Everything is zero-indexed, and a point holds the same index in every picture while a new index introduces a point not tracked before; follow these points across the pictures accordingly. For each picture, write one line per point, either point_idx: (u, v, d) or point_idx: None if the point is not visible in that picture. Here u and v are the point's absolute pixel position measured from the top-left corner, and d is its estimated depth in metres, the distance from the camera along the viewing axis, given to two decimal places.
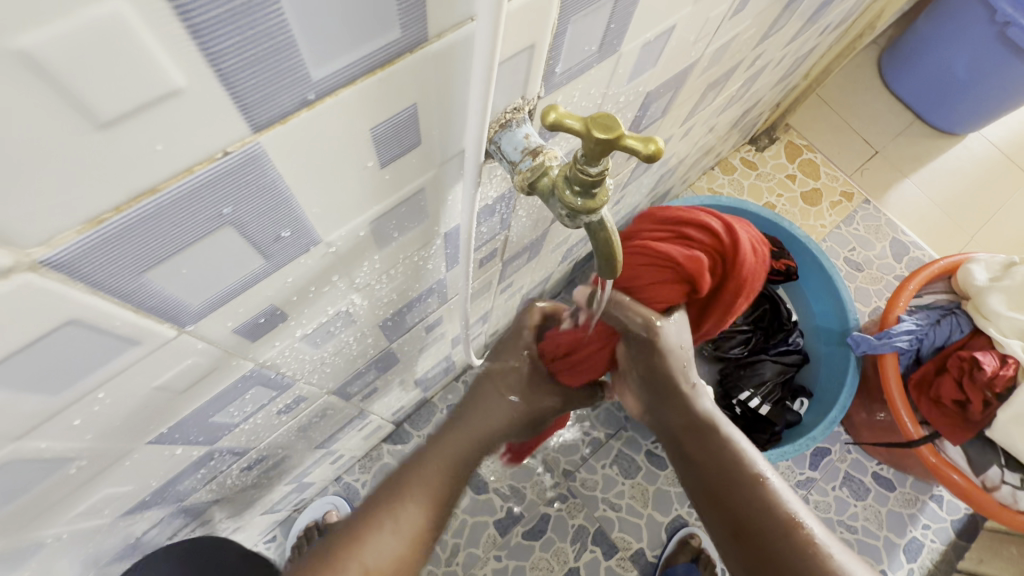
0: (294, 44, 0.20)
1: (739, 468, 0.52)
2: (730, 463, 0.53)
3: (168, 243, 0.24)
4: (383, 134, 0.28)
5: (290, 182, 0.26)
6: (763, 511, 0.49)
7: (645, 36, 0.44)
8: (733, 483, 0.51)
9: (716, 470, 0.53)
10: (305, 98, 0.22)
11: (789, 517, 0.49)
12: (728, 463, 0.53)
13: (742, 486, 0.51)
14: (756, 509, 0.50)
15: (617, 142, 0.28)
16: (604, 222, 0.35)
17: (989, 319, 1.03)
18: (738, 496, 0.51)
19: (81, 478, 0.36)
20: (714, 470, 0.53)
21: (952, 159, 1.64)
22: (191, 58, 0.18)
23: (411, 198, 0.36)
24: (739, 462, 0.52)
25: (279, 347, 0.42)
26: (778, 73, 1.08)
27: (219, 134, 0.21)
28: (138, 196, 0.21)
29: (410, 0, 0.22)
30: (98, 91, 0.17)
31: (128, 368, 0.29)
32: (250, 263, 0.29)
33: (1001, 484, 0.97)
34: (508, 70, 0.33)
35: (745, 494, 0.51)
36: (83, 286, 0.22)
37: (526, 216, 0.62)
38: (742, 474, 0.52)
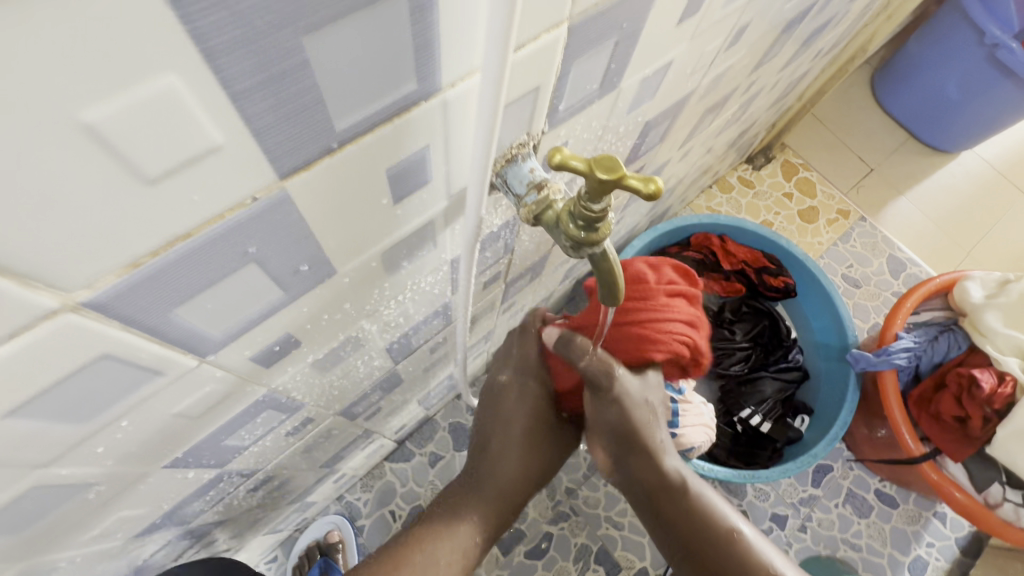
0: (322, 102, 0.22)
1: (712, 528, 0.60)
2: (704, 524, 0.60)
3: (196, 282, 0.25)
4: (397, 173, 0.30)
5: (309, 222, 0.28)
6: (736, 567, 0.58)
7: (644, 71, 0.46)
8: (705, 538, 0.60)
9: (689, 527, 0.60)
10: (328, 146, 0.24)
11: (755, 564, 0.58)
12: (702, 524, 0.60)
13: (713, 540, 0.59)
14: (725, 561, 0.59)
15: (618, 181, 0.29)
16: (607, 253, 0.37)
17: (986, 336, 1.05)
18: (717, 552, 0.59)
19: (99, 502, 0.37)
20: (692, 529, 0.60)
21: (946, 176, 1.67)
22: (230, 120, 0.19)
23: (421, 228, 0.38)
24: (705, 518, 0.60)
25: (291, 372, 0.43)
26: (774, 96, 1.10)
27: (249, 183, 0.22)
28: (174, 240, 0.22)
29: (426, 57, 0.24)
30: (147, 153, 0.18)
31: (151, 397, 0.31)
32: (269, 295, 0.31)
33: (1003, 501, 0.97)
34: (516, 109, 0.34)
35: (722, 548, 0.59)
36: (117, 323, 0.24)
37: (530, 239, 0.63)
38: (712, 531, 0.60)
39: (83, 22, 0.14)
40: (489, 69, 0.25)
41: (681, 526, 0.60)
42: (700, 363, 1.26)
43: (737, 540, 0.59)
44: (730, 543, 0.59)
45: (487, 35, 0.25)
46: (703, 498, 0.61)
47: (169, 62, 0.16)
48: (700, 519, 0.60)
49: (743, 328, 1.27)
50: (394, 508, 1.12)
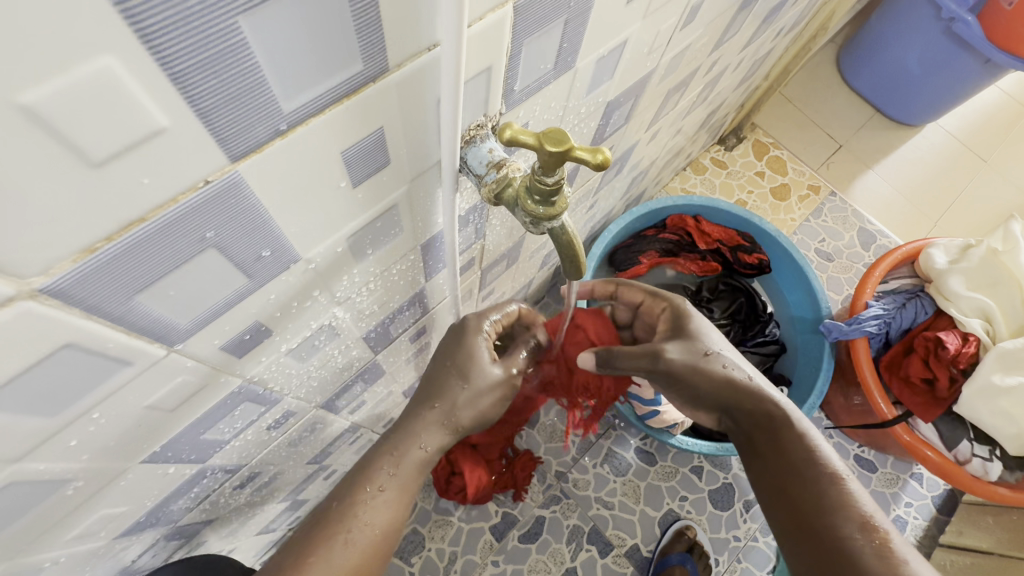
0: (266, 82, 0.22)
1: (817, 471, 0.57)
2: (808, 468, 0.57)
3: (156, 267, 0.26)
4: (353, 156, 0.31)
5: (268, 206, 0.28)
6: (837, 510, 0.53)
7: (599, 51, 0.47)
8: (810, 474, 0.56)
9: (793, 460, 0.58)
10: (278, 129, 0.25)
11: (864, 520, 0.52)
12: (809, 463, 0.57)
13: (819, 480, 0.56)
14: (828, 503, 0.54)
15: (567, 153, 0.31)
16: (565, 227, 0.38)
17: (950, 300, 1.09)
18: (814, 490, 0.55)
19: (77, 500, 0.38)
20: (790, 465, 0.58)
21: (912, 149, 1.71)
22: (171, 99, 0.20)
23: (386, 213, 0.39)
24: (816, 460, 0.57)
25: (266, 362, 0.43)
26: (739, 75, 1.12)
27: (200, 166, 0.23)
28: (129, 224, 0.23)
29: (368, 37, 0.25)
30: (91, 134, 0.19)
31: (122, 388, 0.31)
32: (233, 281, 0.31)
33: (972, 457, 1.01)
34: (470, 90, 0.35)
35: (824, 492, 0.55)
36: (77, 311, 0.24)
37: (501, 224, 0.64)
38: (819, 470, 0.57)
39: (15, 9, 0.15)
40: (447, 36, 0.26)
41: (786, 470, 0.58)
42: None
43: (844, 489, 0.55)
44: (831, 490, 0.55)
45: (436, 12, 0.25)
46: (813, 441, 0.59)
47: (104, 42, 0.17)
48: (800, 455, 0.58)
49: (721, 306, 1.30)
50: None
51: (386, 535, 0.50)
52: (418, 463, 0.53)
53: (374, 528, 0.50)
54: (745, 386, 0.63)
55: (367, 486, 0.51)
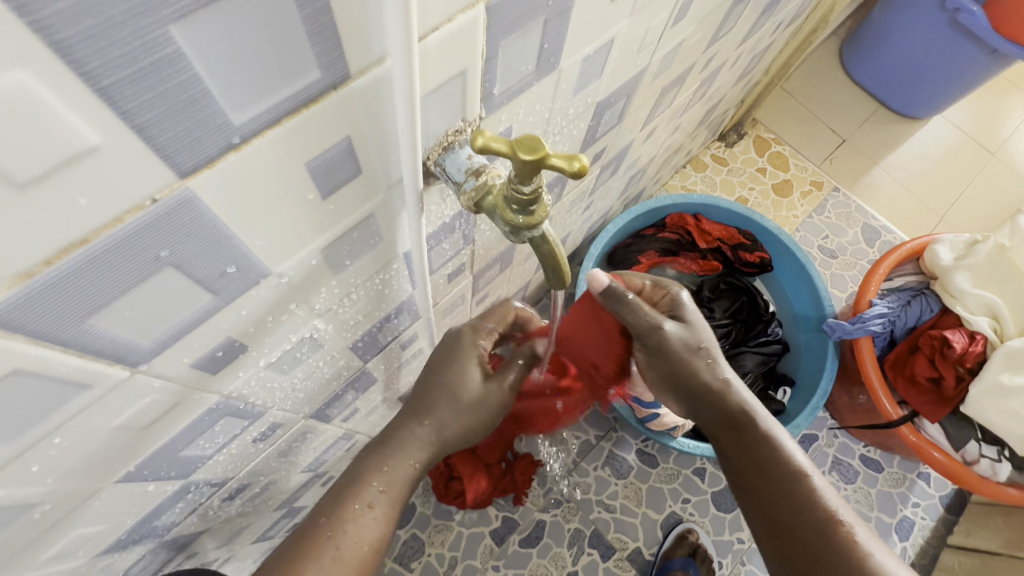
0: (209, 94, 0.21)
1: (787, 470, 0.57)
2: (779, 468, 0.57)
3: (106, 289, 0.24)
4: (319, 167, 0.29)
5: (228, 221, 0.27)
6: (802, 508, 0.54)
7: (584, 50, 0.45)
8: (775, 474, 0.57)
9: (761, 460, 0.58)
10: (231, 142, 0.23)
11: (828, 517, 0.53)
12: (776, 462, 0.57)
13: (783, 480, 0.56)
14: (796, 502, 0.55)
15: (542, 161, 0.29)
16: (546, 235, 0.37)
17: (956, 298, 1.06)
18: (781, 489, 0.56)
19: (49, 521, 0.37)
20: (757, 465, 0.58)
21: (917, 142, 1.68)
22: (101, 115, 0.18)
23: (361, 223, 0.37)
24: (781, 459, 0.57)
25: (244, 377, 0.42)
26: (738, 70, 1.10)
27: (144, 183, 0.22)
28: (69, 247, 0.21)
29: (324, 43, 0.23)
30: (13, 156, 0.17)
31: (83, 411, 0.30)
32: (197, 299, 0.30)
33: (980, 458, 0.99)
34: (444, 95, 0.34)
35: (790, 488, 0.56)
36: (22, 337, 0.23)
37: (490, 228, 0.63)
38: (784, 469, 0.57)
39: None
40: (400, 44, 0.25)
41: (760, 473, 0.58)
42: None
43: (811, 485, 0.56)
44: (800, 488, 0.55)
45: (393, 17, 0.24)
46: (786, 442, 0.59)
47: (14, 58, 0.15)
48: (772, 456, 0.58)
49: (723, 305, 1.28)
50: None
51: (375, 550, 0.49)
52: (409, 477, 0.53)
53: (362, 543, 0.48)
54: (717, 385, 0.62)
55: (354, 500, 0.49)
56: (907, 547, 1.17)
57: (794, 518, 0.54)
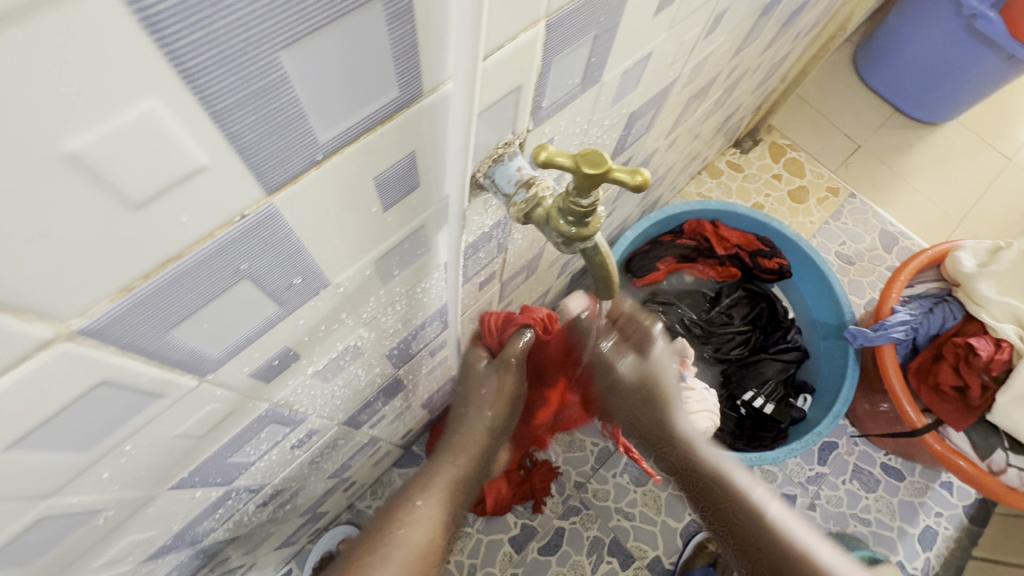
0: (302, 113, 0.21)
1: (726, 487, 0.71)
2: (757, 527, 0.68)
3: (191, 302, 0.25)
4: (385, 180, 0.30)
5: (301, 235, 0.28)
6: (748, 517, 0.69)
7: (625, 63, 0.46)
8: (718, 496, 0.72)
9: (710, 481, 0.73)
10: (314, 159, 0.24)
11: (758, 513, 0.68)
12: (728, 496, 0.70)
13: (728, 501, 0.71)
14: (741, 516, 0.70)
15: (605, 175, 0.30)
16: (598, 246, 0.37)
17: (981, 304, 1.05)
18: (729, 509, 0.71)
19: (107, 528, 0.37)
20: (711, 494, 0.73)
21: (933, 149, 1.67)
22: (213, 137, 0.19)
23: (413, 234, 0.38)
24: (727, 489, 0.70)
25: (292, 385, 0.43)
26: (758, 78, 1.11)
27: (236, 201, 0.22)
28: (166, 261, 0.22)
29: (406, 63, 0.24)
30: (133, 179, 0.18)
31: (155, 419, 0.31)
32: (265, 310, 0.31)
33: (1007, 467, 0.97)
34: (499, 110, 0.34)
35: (733, 509, 0.70)
36: (113, 349, 0.24)
37: (522, 237, 0.63)
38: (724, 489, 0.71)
39: (78, 57, 0.14)
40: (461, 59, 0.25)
41: (725, 512, 0.72)
42: (700, 349, 1.26)
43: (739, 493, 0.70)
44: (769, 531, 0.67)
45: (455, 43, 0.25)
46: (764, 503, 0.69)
47: (147, 85, 0.16)
48: (721, 483, 0.72)
49: (741, 312, 1.27)
50: None
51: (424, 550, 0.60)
52: (448, 481, 0.64)
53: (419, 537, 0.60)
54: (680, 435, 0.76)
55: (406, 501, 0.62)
56: (930, 557, 1.16)
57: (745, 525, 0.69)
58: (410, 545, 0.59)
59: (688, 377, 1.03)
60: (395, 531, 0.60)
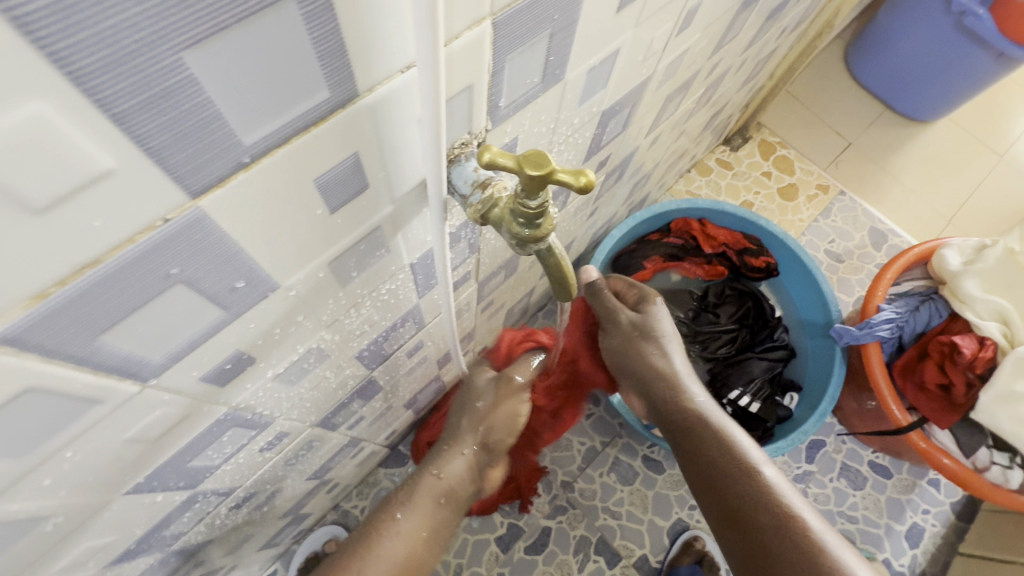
0: (218, 114, 0.21)
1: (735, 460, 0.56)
2: (749, 494, 0.54)
3: (118, 308, 0.25)
4: (328, 182, 0.30)
5: (238, 238, 0.27)
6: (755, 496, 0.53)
7: (590, 61, 0.46)
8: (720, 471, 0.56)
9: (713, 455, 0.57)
10: (241, 162, 0.24)
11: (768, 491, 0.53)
12: (731, 467, 0.55)
13: (733, 475, 0.55)
14: (750, 495, 0.53)
15: (550, 177, 0.29)
16: (553, 248, 0.37)
17: (966, 302, 1.05)
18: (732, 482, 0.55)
19: (59, 534, 0.37)
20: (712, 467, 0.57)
21: (924, 146, 1.67)
22: (117, 141, 0.19)
23: (369, 235, 0.38)
24: (730, 461, 0.56)
25: (252, 388, 0.42)
26: (743, 75, 1.10)
27: (154, 205, 0.22)
28: (83, 267, 0.22)
29: (334, 63, 0.24)
30: (31, 184, 0.18)
31: (95, 425, 0.30)
32: (207, 314, 0.30)
33: (991, 465, 0.98)
34: (452, 109, 0.34)
35: (740, 484, 0.54)
36: (36, 356, 0.23)
37: (496, 237, 0.63)
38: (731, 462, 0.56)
39: None
40: (421, 61, 0.25)
41: (734, 489, 0.54)
42: (688, 347, 1.26)
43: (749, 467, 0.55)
44: (768, 498, 0.53)
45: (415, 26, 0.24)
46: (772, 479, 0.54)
47: (31, 89, 0.16)
48: (724, 457, 0.56)
49: (728, 310, 1.27)
50: None
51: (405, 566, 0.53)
52: (434, 491, 0.57)
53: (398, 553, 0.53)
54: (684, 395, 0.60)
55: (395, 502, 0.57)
56: (916, 555, 1.16)
57: (734, 499, 0.54)
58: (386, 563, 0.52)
59: None
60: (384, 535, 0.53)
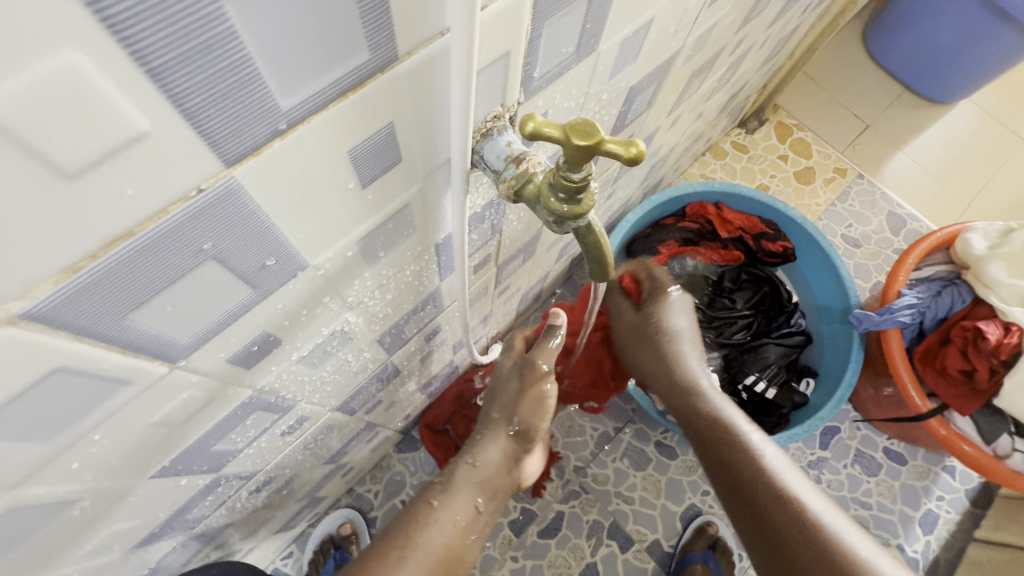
0: (256, 73, 0.19)
1: (739, 459, 0.58)
2: (760, 490, 0.54)
3: (150, 285, 0.23)
4: (361, 155, 0.28)
5: (269, 213, 0.26)
6: (769, 496, 0.54)
7: (623, 32, 0.43)
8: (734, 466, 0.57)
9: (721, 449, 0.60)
10: (277, 128, 0.22)
11: (783, 491, 0.54)
12: (743, 460, 0.57)
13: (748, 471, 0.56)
14: (762, 493, 0.54)
15: (597, 147, 0.28)
16: (591, 226, 0.36)
17: (990, 287, 1.02)
18: (743, 484, 0.56)
19: (85, 518, 0.36)
20: (726, 459, 0.59)
21: (945, 128, 1.63)
22: (151, 100, 0.17)
23: (398, 213, 0.36)
24: (739, 454, 0.58)
25: (276, 371, 0.41)
26: (764, 53, 1.07)
27: (189, 174, 0.20)
28: (115, 239, 0.20)
29: (375, 21, 0.22)
30: (63, 146, 0.16)
31: (123, 407, 0.29)
32: (237, 293, 0.29)
33: (1012, 451, 0.97)
34: (486, 79, 0.32)
35: (754, 493, 0.55)
36: (66, 334, 0.22)
37: (517, 219, 0.61)
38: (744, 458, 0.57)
39: None
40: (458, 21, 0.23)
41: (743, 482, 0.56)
42: (703, 333, 1.24)
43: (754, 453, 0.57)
44: (775, 482, 0.55)
45: None
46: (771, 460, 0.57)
47: (64, 35, 0.14)
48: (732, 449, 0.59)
49: (744, 296, 1.25)
50: (405, 497, 1.13)
51: (448, 562, 0.50)
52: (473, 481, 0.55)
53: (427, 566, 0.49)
54: (681, 380, 0.67)
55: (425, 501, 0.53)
56: (930, 541, 1.15)
57: (764, 502, 0.54)
58: (430, 551, 0.49)
59: None
60: (422, 528, 0.50)
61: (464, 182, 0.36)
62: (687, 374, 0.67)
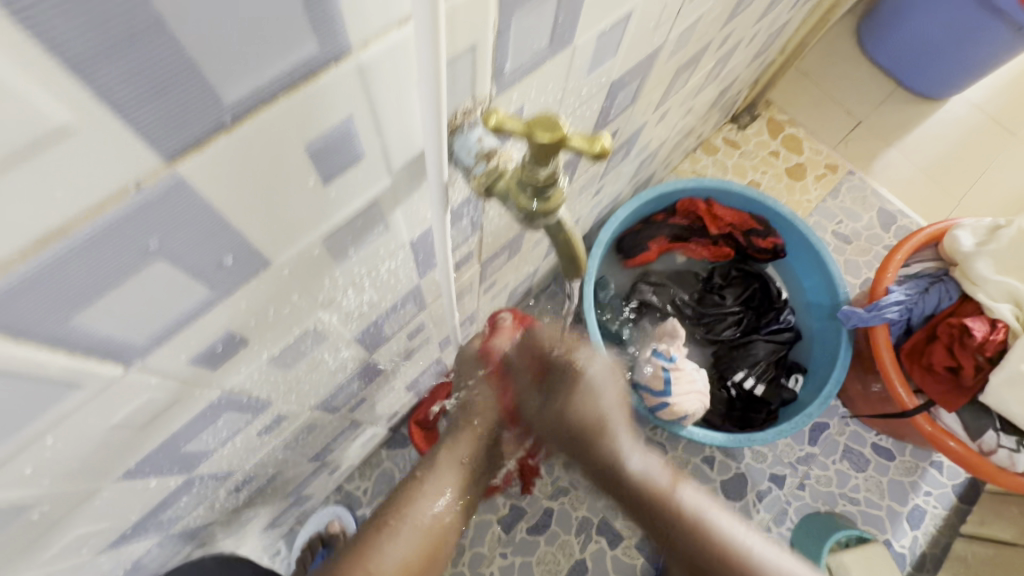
0: (191, 66, 0.19)
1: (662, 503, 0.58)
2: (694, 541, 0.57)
3: (94, 283, 0.23)
4: (319, 150, 0.27)
5: (222, 210, 0.25)
6: (695, 543, 0.57)
7: (600, 24, 0.43)
8: (663, 519, 0.58)
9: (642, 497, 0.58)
10: (221, 123, 0.21)
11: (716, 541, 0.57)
12: (665, 511, 0.57)
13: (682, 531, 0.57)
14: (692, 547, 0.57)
15: (561, 143, 0.27)
16: (563, 222, 0.36)
17: (977, 284, 1.03)
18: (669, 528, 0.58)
19: (47, 522, 0.36)
20: (643, 507, 0.58)
21: (937, 125, 1.62)
22: (72, 92, 0.16)
23: (366, 210, 0.35)
24: (674, 511, 0.57)
25: (246, 371, 0.41)
26: (754, 49, 1.06)
27: (124, 169, 0.20)
28: (48, 238, 0.20)
29: (322, 11, 0.21)
30: None
31: (76, 411, 0.29)
32: (194, 293, 0.28)
33: (998, 447, 0.96)
34: (453, 73, 0.31)
35: (677, 522, 0.57)
36: (3, 336, 0.21)
37: (499, 215, 0.61)
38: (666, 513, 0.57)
39: None
40: (420, 15, 0.23)
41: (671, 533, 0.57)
42: (693, 329, 1.24)
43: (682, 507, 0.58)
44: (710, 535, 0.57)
45: None
46: (701, 512, 0.58)
47: None
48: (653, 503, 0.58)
49: (734, 293, 1.25)
50: None
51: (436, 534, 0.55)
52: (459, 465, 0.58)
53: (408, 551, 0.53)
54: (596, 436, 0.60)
55: (413, 484, 0.55)
56: (917, 536, 1.16)
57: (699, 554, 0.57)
58: (420, 528, 0.54)
59: (677, 357, 1.01)
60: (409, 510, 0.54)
61: (442, 187, 0.35)
62: (613, 445, 0.59)
